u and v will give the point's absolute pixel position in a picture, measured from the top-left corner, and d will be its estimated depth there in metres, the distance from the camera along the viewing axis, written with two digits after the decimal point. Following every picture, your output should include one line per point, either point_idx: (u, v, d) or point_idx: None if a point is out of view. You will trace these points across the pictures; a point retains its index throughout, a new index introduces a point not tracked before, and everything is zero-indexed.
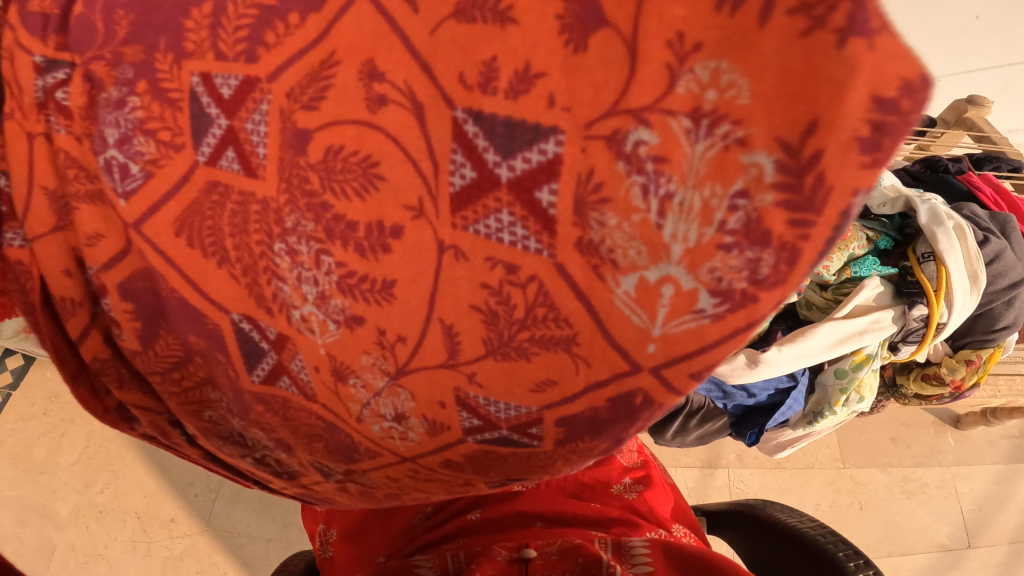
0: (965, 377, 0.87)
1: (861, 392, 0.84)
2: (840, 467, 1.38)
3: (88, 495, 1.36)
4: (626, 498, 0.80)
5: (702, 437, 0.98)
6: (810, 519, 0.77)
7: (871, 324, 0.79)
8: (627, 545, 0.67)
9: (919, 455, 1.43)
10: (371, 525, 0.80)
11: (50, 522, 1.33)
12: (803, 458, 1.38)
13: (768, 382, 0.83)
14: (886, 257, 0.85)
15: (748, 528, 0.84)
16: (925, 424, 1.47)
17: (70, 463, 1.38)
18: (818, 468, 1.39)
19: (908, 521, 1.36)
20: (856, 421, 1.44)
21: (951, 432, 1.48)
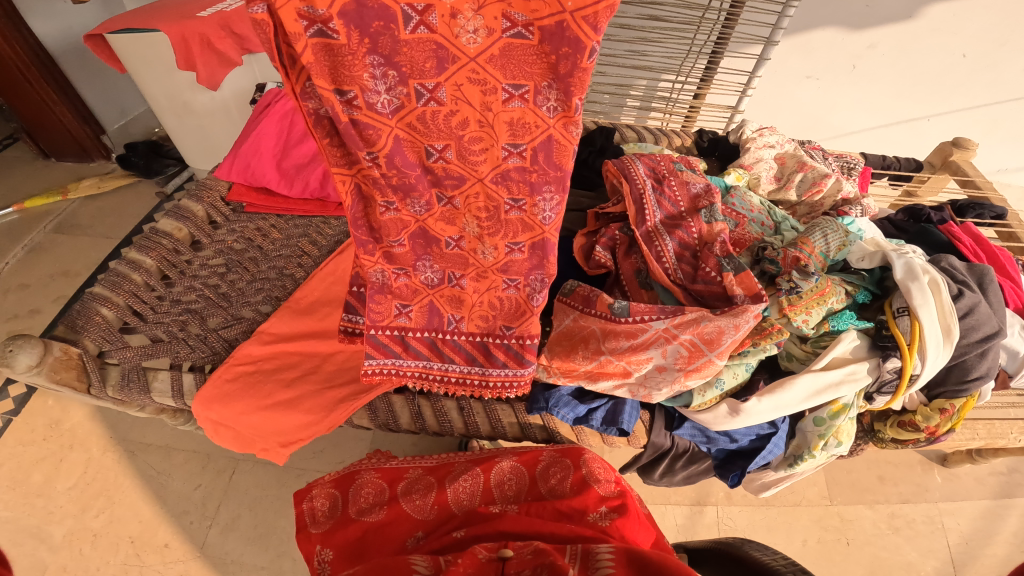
0: (939, 424, 0.89)
1: (838, 439, 0.87)
2: (826, 504, 1.42)
3: (84, 519, 1.38)
4: (601, 524, 0.82)
5: (687, 478, 0.98)
6: (778, 555, 0.79)
7: (847, 375, 0.82)
8: (594, 554, 0.70)
9: (903, 492, 1.47)
10: (368, 546, 0.85)
11: (43, 544, 1.34)
12: (790, 495, 1.42)
13: (750, 428, 0.86)
14: (867, 308, 0.92)
15: (722, 563, 0.87)
16: (912, 462, 1.52)
17: (68, 489, 1.41)
18: (806, 505, 1.42)
19: (894, 555, 1.36)
20: (844, 461, 1.50)
21: (938, 470, 1.53)
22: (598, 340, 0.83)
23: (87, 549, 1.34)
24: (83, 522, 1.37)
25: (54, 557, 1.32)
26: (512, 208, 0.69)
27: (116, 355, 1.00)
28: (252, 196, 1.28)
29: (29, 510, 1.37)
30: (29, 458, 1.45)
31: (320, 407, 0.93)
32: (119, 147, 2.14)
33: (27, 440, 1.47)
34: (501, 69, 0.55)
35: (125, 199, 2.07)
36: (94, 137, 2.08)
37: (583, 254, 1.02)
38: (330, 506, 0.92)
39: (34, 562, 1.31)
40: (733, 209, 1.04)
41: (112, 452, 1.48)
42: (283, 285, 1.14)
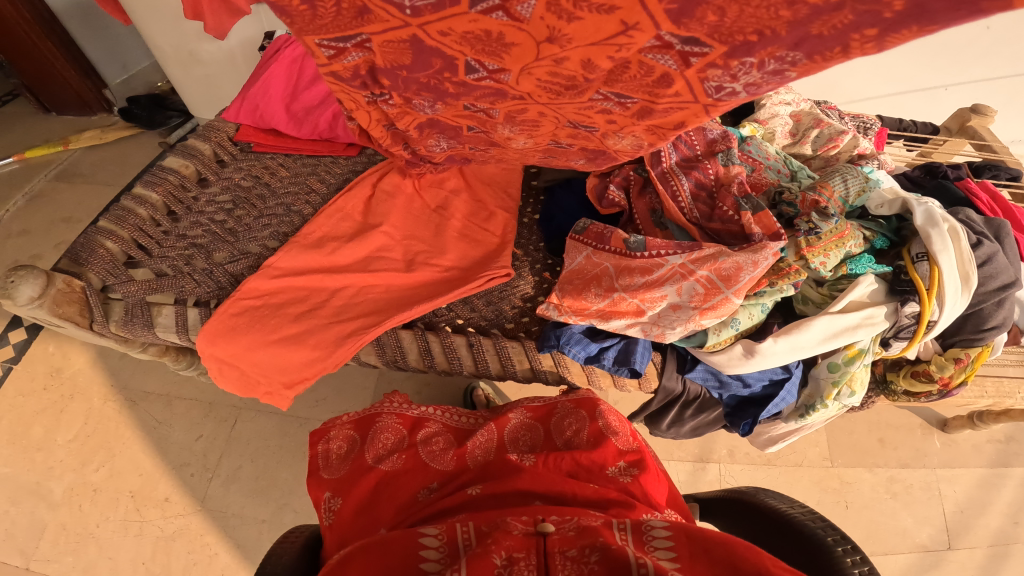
0: (953, 375, 0.90)
1: (852, 387, 0.86)
2: (827, 466, 1.42)
3: (84, 474, 1.38)
4: (621, 481, 0.82)
5: (694, 429, 0.99)
6: (798, 505, 0.78)
7: (864, 319, 0.81)
8: (646, 531, 0.67)
9: (903, 456, 1.45)
10: (384, 497, 0.82)
11: (42, 501, 1.34)
12: (793, 455, 1.42)
13: (763, 373, 0.84)
14: (884, 256, 0.90)
15: (738, 512, 0.86)
16: (913, 426, 1.50)
17: (69, 442, 1.41)
18: (807, 466, 1.41)
19: (890, 522, 1.37)
20: (846, 422, 1.48)
21: (937, 435, 1.50)
22: (611, 277, 0.83)
23: (87, 505, 1.34)
24: (84, 476, 1.37)
25: (54, 514, 1.33)
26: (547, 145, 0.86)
27: (119, 290, 0.98)
28: (259, 136, 1.24)
29: (29, 463, 1.37)
30: (32, 408, 1.44)
31: (326, 343, 0.90)
32: (122, 101, 2.09)
33: (27, 390, 1.46)
34: (558, 134, 0.82)
35: (127, 152, 2.03)
36: (96, 91, 2.03)
37: (596, 194, 0.99)
38: (346, 449, 0.89)
39: (34, 521, 1.32)
40: (750, 154, 1.01)
41: (113, 400, 1.47)
42: (291, 222, 1.11)
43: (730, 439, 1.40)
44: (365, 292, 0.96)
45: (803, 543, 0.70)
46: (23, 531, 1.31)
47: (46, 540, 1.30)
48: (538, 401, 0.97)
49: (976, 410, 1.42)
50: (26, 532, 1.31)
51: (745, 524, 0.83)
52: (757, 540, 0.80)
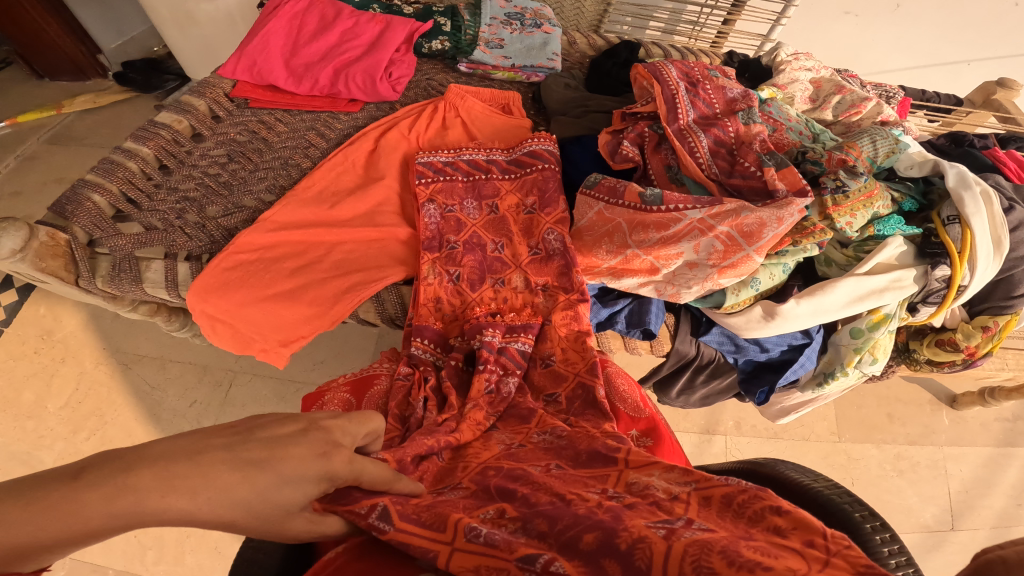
0: (980, 345, 0.87)
1: (874, 354, 0.83)
2: (834, 441, 1.39)
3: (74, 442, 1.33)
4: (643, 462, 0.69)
5: (704, 398, 1.03)
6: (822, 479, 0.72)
7: (892, 282, 0.78)
8: None
9: (911, 432, 1.43)
10: None
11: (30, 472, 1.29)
12: (801, 429, 1.39)
13: (781, 338, 0.82)
14: (910, 219, 0.86)
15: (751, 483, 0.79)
16: (922, 402, 1.49)
17: (59, 408, 1.36)
18: (815, 441, 1.39)
19: (898, 501, 1.34)
20: (855, 396, 1.46)
21: (945, 412, 1.49)
22: (624, 234, 0.81)
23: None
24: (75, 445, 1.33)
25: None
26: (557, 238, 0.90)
27: (106, 242, 0.93)
28: (258, 92, 1.19)
29: (19, 432, 1.33)
30: (23, 372, 1.40)
31: (323, 299, 0.88)
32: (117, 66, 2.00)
33: (18, 353, 1.42)
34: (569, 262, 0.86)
35: (122, 117, 1.95)
36: (89, 56, 1.94)
37: (608, 150, 0.95)
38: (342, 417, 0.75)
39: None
40: (770, 115, 0.95)
41: (106, 364, 1.43)
42: (288, 175, 1.07)
43: (737, 411, 1.39)
44: (371, 245, 0.94)
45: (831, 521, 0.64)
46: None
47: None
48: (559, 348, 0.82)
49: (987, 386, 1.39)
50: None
51: None
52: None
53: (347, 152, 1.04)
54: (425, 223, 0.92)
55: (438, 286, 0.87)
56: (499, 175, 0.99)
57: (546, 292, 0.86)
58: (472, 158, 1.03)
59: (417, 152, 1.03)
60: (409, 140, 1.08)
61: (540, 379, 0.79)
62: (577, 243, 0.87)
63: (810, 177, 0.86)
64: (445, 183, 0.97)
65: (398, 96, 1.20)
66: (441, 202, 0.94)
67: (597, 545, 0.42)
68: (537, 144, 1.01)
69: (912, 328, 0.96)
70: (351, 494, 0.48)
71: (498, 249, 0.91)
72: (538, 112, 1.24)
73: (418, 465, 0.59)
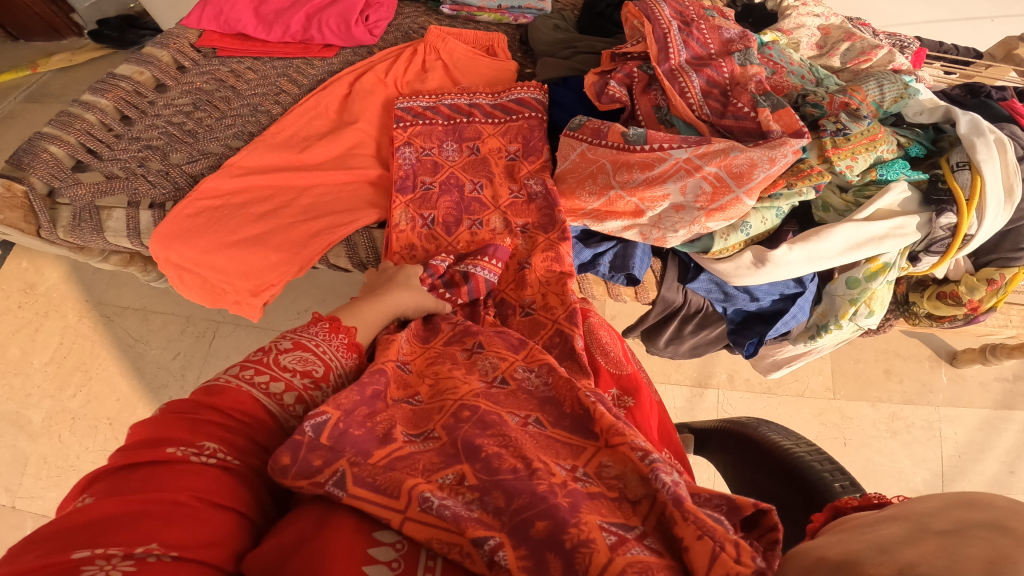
0: (983, 300, 0.84)
1: (870, 307, 0.83)
2: (829, 398, 1.39)
3: (61, 400, 1.32)
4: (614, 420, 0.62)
5: (693, 349, 1.04)
6: (806, 445, 0.67)
7: (892, 231, 0.75)
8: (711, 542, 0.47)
9: (908, 390, 1.42)
10: None
11: (21, 431, 1.28)
12: (795, 386, 1.39)
13: (773, 287, 0.83)
14: (917, 166, 0.81)
15: (734, 448, 0.75)
16: (921, 358, 1.46)
17: (44, 364, 1.35)
18: (808, 397, 1.39)
19: (888, 461, 1.32)
20: (853, 351, 1.45)
21: (944, 369, 1.46)
22: (608, 175, 0.80)
23: (66, 434, 1.29)
24: (62, 404, 1.32)
25: (35, 446, 1.27)
26: (534, 183, 0.88)
27: (65, 193, 0.89)
28: (225, 41, 1.10)
29: (7, 390, 1.32)
30: (6, 328, 1.38)
31: (292, 244, 0.87)
32: (93, 25, 1.76)
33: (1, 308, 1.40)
34: (539, 210, 0.85)
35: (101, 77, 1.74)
36: (62, 15, 1.70)
37: (595, 91, 0.91)
38: None
39: (15, 455, 1.27)
40: (770, 58, 0.87)
41: (88, 317, 1.41)
42: (258, 121, 1.02)
43: (730, 364, 1.40)
44: (344, 187, 0.95)
45: (808, 492, 0.60)
46: (5, 467, 1.25)
47: (29, 476, 1.25)
48: (541, 306, 0.75)
49: (989, 344, 1.36)
50: (8, 468, 1.25)
51: (737, 456, 0.74)
52: (748, 483, 0.71)
53: (319, 97, 1.03)
54: (399, 164, 0.91)
55: (411, 232, 0.85)
56: (482, 120, 0.97)
57: (526, 234, 0.84)
58: (454, 102, 1.00)
59: (397, 98, 1.00)
60: (386, 84, 1.06)
61: (521, 326, 0.74)
62: (560, 186, 0.86)
63: (809, 120, 0.80)
64: (428, 125, 0.96)
65: (376, 41, 1.15)
66: (417, 143, 0.94)
67: (546, 536, 0.39)
68: (524, 91, 0.98)
69: (913, 280, 0.94)
70: (310, 460, 0.43)
71: (477, 190, 0.90)
72: (525, 53, 1.19)
73: (375, 409, 0.50)
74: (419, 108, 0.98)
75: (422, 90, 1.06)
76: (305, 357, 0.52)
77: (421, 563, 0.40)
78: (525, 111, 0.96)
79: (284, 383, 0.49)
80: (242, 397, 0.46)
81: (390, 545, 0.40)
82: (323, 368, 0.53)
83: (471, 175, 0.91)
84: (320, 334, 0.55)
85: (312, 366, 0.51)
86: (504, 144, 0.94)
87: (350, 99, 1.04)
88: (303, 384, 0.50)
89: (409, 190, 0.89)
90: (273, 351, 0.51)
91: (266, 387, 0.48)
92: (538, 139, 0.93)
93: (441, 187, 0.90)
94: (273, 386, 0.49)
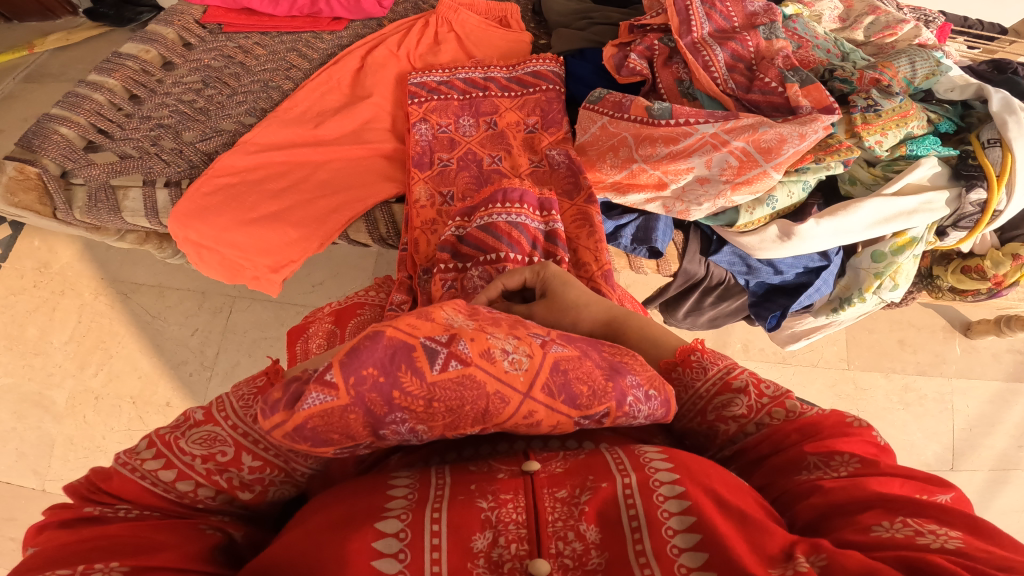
0: (1008, 275, 0.84)
1: (895, 280, 0.83)
2: (842, 368, 1.41)
3: (83, 378, 1.35)
4: None
5: (712, 321, 1.04)
6: None
7: (922, 205, 0.75)
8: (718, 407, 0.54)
9: (921, 361, 1.44)
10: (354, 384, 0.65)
11: (47, 412, 1.32)
12: (809, 355, 1.40)
13: (797, 261, 0.84)
14: (945, 142, 0.80)
15: None
16: (935, 329, 1.47)
17: (64, 344, 1.37)
18: (822, 367, 1.41)
19: (901, 434, 1.37)
20: (868, 321, 1.46)
21: (958, 340, 1.47)
22: (629, 148, 0.81)
23: (91, 414, 1.32)
24: (85, 383, 1.34)
25: (61, 427, 1.31)
26: (554, 156, 0.88)
27: (79, 174, 0.89)
28: (230, 16, 1.07)
29: (29, 369, 1.34)
30: (24, 308, 1.38)
31: (310, 221, 0.89)
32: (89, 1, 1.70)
33: (17, 288, 1.39)
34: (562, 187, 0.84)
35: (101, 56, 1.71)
36: None
37: (614, 63, 0.91)
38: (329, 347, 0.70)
39: (41, 437, 1.30)
40: (796, 31, 0.85)
41: (104, 295, 1.41)
42: (269, 97, 1.01)
43: (745, 334, 1.40)
44: (360, 162, 0.96)
45: None
46: (34, 449, 1.29)
47: (56, 458, 1.30)
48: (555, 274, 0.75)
49: (1004, 316, 1.37)
50: (36, 450, 1.29)
51: None
52: None
53: (331, 71, 1.02)
54: (416, 140, 0.90)
55: (433, 206, 0.85)
56: (497, 93, 0.95)
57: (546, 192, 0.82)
58: (468, 76, 0.98)
59: (410, 73, 0.99)
60: (399, 58, 1.05)
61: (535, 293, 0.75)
62: (582, 158, 0.86)
63: (837, 96, 0.78)
64: (443, 103, 0.95)
65: (386, 13, 1.12)
66: (434, 120, 0.93)
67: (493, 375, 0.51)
68: (539, 64, 0.97)
69: (937, 254, 0.94)
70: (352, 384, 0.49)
71: (495, 163, 0.89)
72: (538, 24, 1.18)
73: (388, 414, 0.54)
74: (434, 85, 0.96)
75: (436, 64, 1.05)
76: (210, 435, 0.44)
77: (427, 517, 0.42)
78: (542, 83, 0.95)
79: (178, 470, 0.44)
80: (130, 485, 0.43)
81: (394, 521, 0.42)
82: (233, 449, 0.44)
83: (487, 152, 0.90)
84: (242, 399, 0.46)
85: (214, 448, 0.44)
86: (524, 121, 0.93)
87: (362, 77, 1.02)
88: (204, 469, 0.44)
89: (427, 166, 0.88)
90: (182, 426, 0.46)
91: (158, 476, 0.44)
92: (556, 113, 0.92)
93: (459, 164, 0.89)
94: (164, 474, 0.44)
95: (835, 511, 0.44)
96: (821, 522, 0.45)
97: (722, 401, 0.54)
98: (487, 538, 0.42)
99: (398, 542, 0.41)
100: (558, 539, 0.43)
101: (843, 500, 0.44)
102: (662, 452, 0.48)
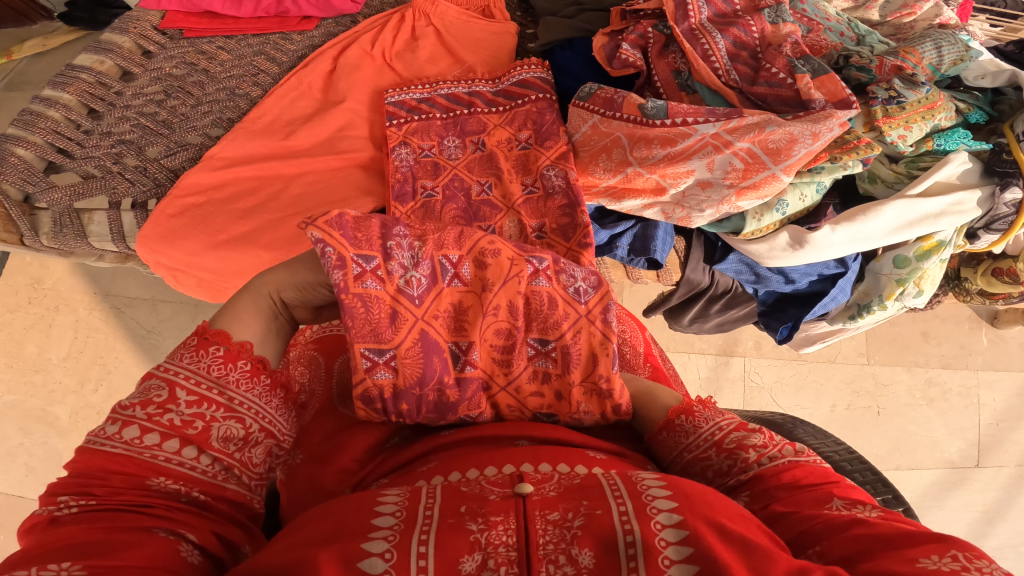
0: None
1: (920, 286, 0.78)
2: (862, 364, 1.33)
3: (84, 395, 1.31)
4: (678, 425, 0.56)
5: (720, 325, 0.97)
6: (846, 451, 0.66)
7: (950, 206, 0.70)
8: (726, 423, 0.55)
9: (946, 353, 1.37)
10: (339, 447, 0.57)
11: (51, 428, 1.29)
12: (827, 351, 1.33)
13: (810, 269, 0.77)
14: (975, 133, 0.74)
15: None
16: (961, 319, 1.38)
17: (61, 360, 1.32)
18: (840, 362, 1.33)
19: (922, 431, 1.32)
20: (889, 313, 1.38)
21: (985, 331, 1.39)
22: (624, 150, 0.74)
23: (94, 429, 1.29)
24: (85, 399, 1.31)
25: (66, 442, 1.29)
26: (547, 177, 0.81)
27: (42, 199, 0.83)
28: (190, 20, 0.99)
29: (28, 388, 1.30)
30: (20, 325, 1.32)
31: (285, 242, 0.83)
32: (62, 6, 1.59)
33: (12, 305, 1.32)
34: (559, 215, 0.79)
35: None
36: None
37: (605, 54, 0.83)
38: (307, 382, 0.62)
39: (49, 452, 1.28)
40: (804, 13, 0.77)
41: (98, 310, 1.35)
42: (237, 107, 0.95)
43: (758, 331, 1.32)
44: (337, 173, 0.90)
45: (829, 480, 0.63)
46: (42, 464, 1.27)
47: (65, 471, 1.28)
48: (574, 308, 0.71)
49: None
50: (44, 465, 1.27)
51: None
52: None
53: (301, 75, 0.95)
54: (396, 166, 0.84)
55: None
56: (483, 109, 0.88)
57: (543, 238, 0.79)
58: (451, 91, 0.92)
59: (387, 90, 0.92)
60: (374, 57, 0.98)
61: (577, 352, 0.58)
62: (574, 160, 0.81)
63: (853, 85, 0.72)
64: (423, 118, 0.88)
65: (359, 8, 1.05)
66: (415, 140, 0.87)
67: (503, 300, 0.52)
68: (525, 71, 0.89)
69: (966, 255, 0.93)
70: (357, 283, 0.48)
71: (485, 191, 0.83)
72: (524, 12, 1.10)
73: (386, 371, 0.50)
74: (414, 101, 0.90)
75: (415, 62, 0.98)
76: (145, 384, 0.43)
77: (415, 538, 0.41)
78: (529, 89, 0.88)
79: (122, 421, 0.42)
80: (94, 454, 0.41)
81: (380, 554, 0.40)
82: (166, 387, 0.43)
83: (474, 177, 0.84)
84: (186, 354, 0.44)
85: (150, 391, 0.43)
86: (513, 135, 0.86)
87: (337, 81, 0.95)
88: (143, 414, 0.42)
89: (409, 199, 0.82)
90: None
91: (105, 434, 0.42)
92: (545, 115, 0.85)
93: (446, 184, 0.84)
94: (108, 430, 0.42)
95: (879, 544, 0.43)
96: (862, 556, 0.43)
97: (738, 434, 0.53)
98: (475, 561, 0.41)
99: (383, 562, 0.40)
100: (548, 562, 0.42)
101: (888, 533, 0.43)
102: (660, 479, 0.46)
